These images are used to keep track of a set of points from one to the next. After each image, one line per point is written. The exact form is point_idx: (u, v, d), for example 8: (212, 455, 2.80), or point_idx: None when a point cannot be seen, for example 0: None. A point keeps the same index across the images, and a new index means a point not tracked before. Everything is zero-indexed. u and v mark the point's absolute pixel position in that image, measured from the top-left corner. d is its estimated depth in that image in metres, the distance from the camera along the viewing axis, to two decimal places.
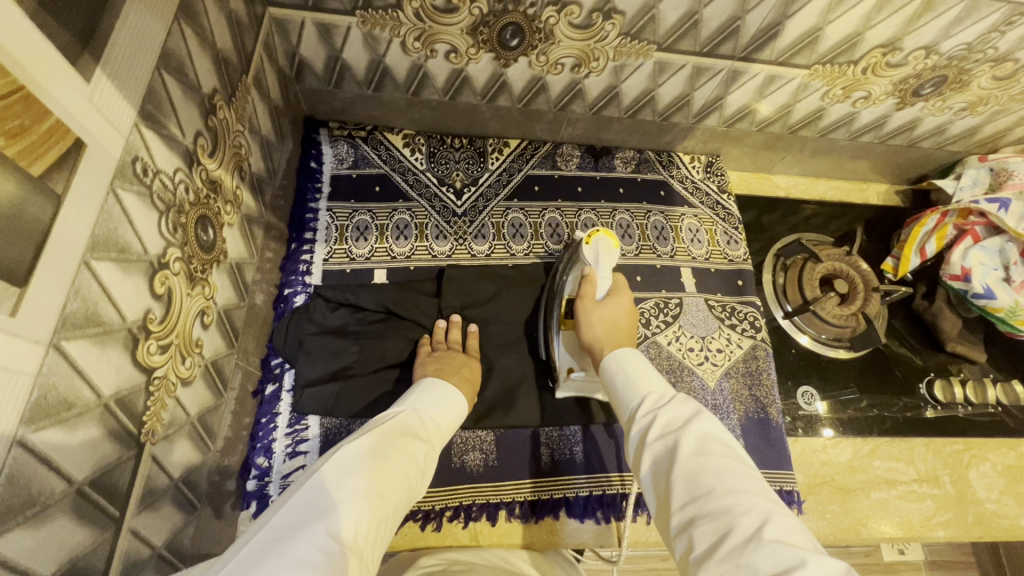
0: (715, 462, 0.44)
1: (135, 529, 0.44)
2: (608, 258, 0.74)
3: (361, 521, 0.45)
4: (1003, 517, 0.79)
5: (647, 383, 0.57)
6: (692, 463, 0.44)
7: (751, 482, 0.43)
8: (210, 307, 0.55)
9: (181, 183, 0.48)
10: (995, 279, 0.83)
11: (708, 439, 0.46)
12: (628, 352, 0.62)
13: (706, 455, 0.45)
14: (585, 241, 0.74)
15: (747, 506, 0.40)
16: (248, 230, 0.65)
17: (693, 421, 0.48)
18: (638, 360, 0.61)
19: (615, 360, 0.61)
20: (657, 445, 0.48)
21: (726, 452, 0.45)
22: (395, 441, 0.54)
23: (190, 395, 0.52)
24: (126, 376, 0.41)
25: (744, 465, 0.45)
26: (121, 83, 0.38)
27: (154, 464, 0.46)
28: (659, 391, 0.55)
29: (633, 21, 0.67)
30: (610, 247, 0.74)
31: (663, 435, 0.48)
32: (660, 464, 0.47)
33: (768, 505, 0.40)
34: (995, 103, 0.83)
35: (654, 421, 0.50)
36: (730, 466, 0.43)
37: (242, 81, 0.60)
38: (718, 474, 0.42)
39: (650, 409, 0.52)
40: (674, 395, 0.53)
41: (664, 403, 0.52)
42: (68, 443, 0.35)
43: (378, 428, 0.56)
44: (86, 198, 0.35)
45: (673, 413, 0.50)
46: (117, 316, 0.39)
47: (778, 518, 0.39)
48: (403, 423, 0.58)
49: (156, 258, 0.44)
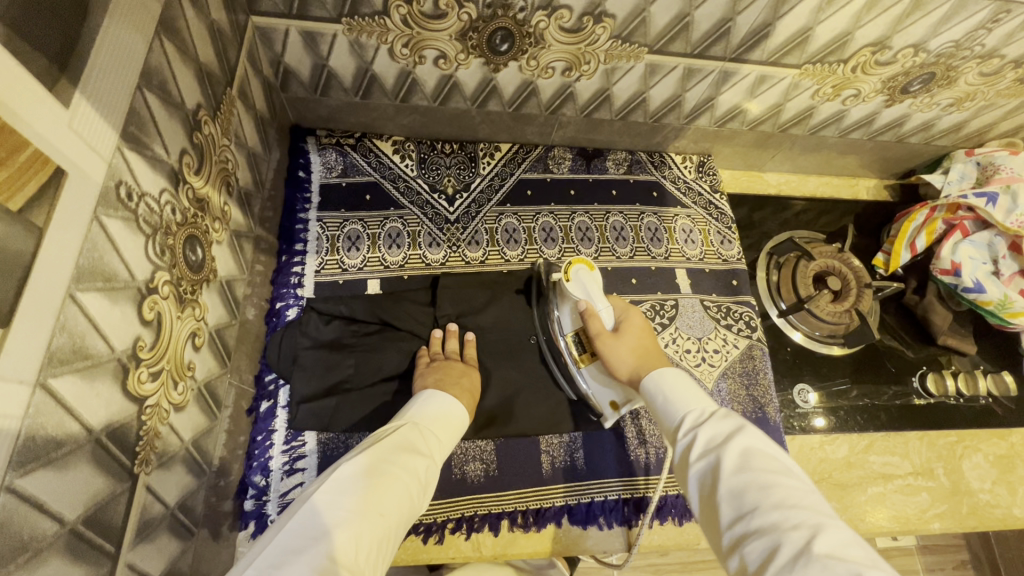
0: (760, 477, 0.44)
1: (132, 563, 0.43)
2: (596, 286, 0.70)
3: (363, 540, 0.45)
4: (996, 507, 0.81)
5: (684, 397, 0.57)
6: (737, 480, 0.45)
7: (801, 494, 0.43)
8: (201, 328, 0.54)
9: (168, 205, 0.46)
10: (984, 273, 0.85)
11: (749, 454, 0.47)
12: (667, 373, 0.60)
13: (751, 471, 0.45)
14: (565, 279, 0.70)
15: (795, 520, 0.40)
16: (238, 246, 0.64)
17: (736, 436, 0.49)
18: (681, 379, 0.59)
19: (653, 382, 0.60)
20: (699, 463, 0.49)
21: (772, 465, 0.46)
22: (394, 455, 0.54)
23: (184, 419, 0.51)
24: (117, 409, 0.40)
25: (794, 478, 0.45)
26: (102, 107, 0.37)
27: (149, 494, 0.45)
28: (697, 405, 0.55)
29: (624, 24, 0.66)
30: (591, 274, 0.70)
31: (705, 452, 0.49)
32: (704, 480, 0.48)
33: (819, 519, 0.40)
34: (981, 99, 0.84)
35: (694, 437, 0.51)
36: (774, 481, 0.44)
37: (227, 94, 0.58)
38: (762, 490, 0.43)
39: (689, 425, 0.53)
40: (713, 410, 0.54)
41: (702, 419, 0.53)
42: (59, 483, 0.34)
43: (378, 443, 0.55)
44: (68, 229, 0.34)
45: (713, 430, 0.51)
46: (105, 347, 0.38)
47: (829, 530, 0.39)
48: (403, 436, 0.57)
49: (144, 284, 0.43)
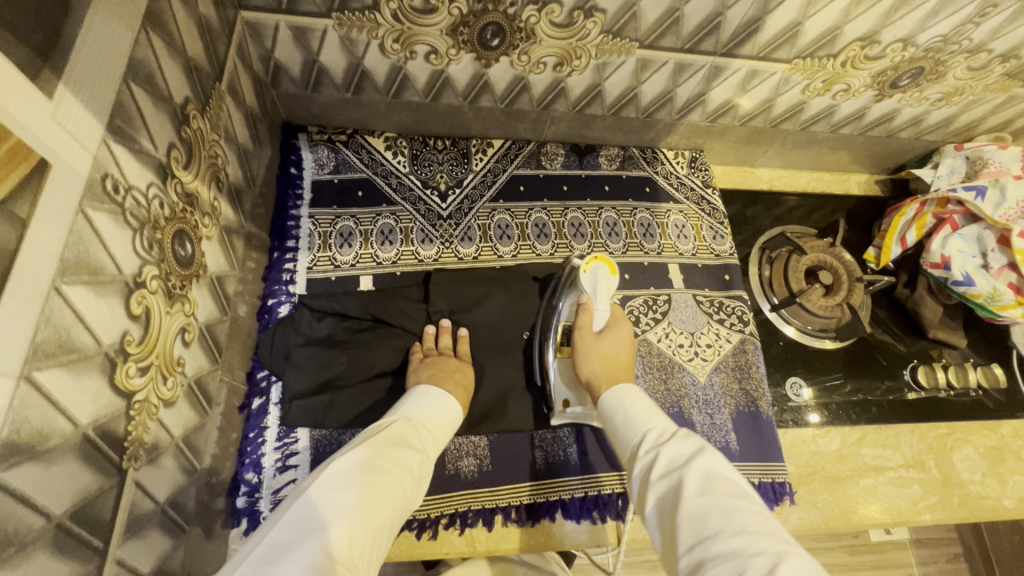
0: (722, 501, 0.45)
1: (120, 559, 0.42)
2: (607, 288, 0.72)
3: (358, 535, 0.44)
4: (987, 498, 0.81)
5: (645, 421, 0.58)
6: (700, 503, 0.45)
7: (761, 521, 0.43)
8: (191, 323, 0.53)
9: (156, 198, 0.46)
10: (974, 266, 0.85)
11: (712, 477, 0.47)
12: (625, 386, 0.64)
13: (713, 494, 0.45)
14: (582, 269, 0.72)
15: (757, 548, 0.40)
16: (228, 242, 0.63)
17: (699, 458, 0.49)
18: (640, 396, 0.62)
19: (612, 399, 0.63)
20: (661, 484, 0.49)
21: (733, 490, 0.46)
22: (389, 450, 0.54)
23: (174, 416, 0.51)
24: (104, 404, 0.39)
25: (753, 504, 0.45)
26: (87, 99, 0.36)
27: (138, 490, 0.45)
28: (660, 428, 0.56)
29: (615, 18, 0.66)
30: (608, 276, 0.73)
31: (668, 474, 0.49)
32: (665, 502, 0.48)
33: (781, 546, 0.40)
34: (970, 94, 0.84)
35: (657, 459, 0.51)
36: (737, 506, 0.44)
37: (216, 88, 0.58)
38: (724, 514, 0.43)
39: (652, 446, 0.54)
40: (675, 432, 0.55)
41: (666, 441, 0.53)
42: (46, 477, 0.34)
43: (373, 437, 0.55)
44: (53, 220, 0.33)
45: (675, 452, 0.51)
46: (92, 341, 0.38)
47: (790, 557, 0.39)
48: (397, 432, 0.57)
49: (131, 277, 0.42)
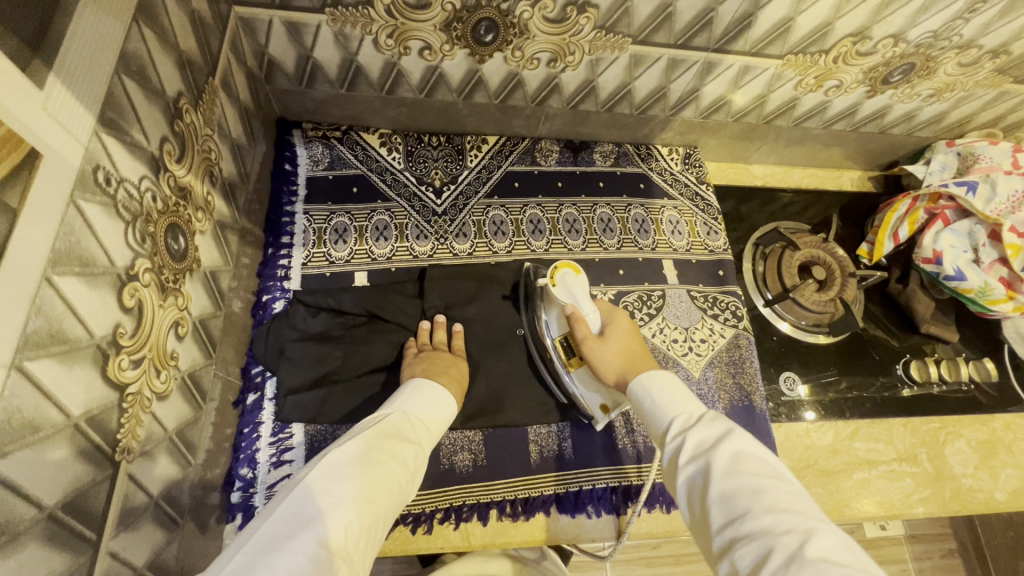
0: (750, 481, 0.45)
1: (114, 551, 0.42)
2: (582, 291, 0.72)
3: (353, 525, 0.45)
4: (979, 491, 0.82)
5: (677, 404, 0.57)
6: (728, 484, 0.45)
7: (792, 498, 0.43)
8: (185, 317, 0.53)
9: (148, 192, 0.46)
10: (966, 261, 0.86)
11: (740, 458, 0.47)
12: (658, 375, 0.61)
13: (741, 474, 0.46)
14: (551, 284, 0.72)
15: (787, 525, 0.40)
16: (222, 237, 0.63)
17: (727, 440, 0.49)
18: (670, 381, 0.61)
19: (639, 386, 0.61)
20: (690, 467, 0.49)
21: (762, 470, 0.46)
22: (384, 442, 0.54)
23: (168, 409, 0.51)
24: (97, 395, 0.39)
25: (784, 482, 0.45)
26: (77, 90, 0.36)
27: (132, 482, 0.45)
28: (688, 411, 0.56)
29: (607, 14, 0.66)
30: (578, 280, 0.72)
31: (696, 457, 0.50)
32: (694, 485, 0.49)
33: (810, 523, 0.40)
34: (961, 89, 0.85)
35: (684, 443, 0.52)
36: (766, 485, 0.44)
37: (209, 83, 0.58)
38: (753, 494, 0.43)
39: (680, 430, 0.54)
40: (704, 415, 0.55)
41: (694, 424, 0.53)
42: (38, 467, 0.34)
43: (370, 429, 0.55)
44: (44, 211, 0.34)
45: (704, 435, 0.51)
46: (84, 333, 0.38)
47: (821, 534, 0.39)
48: (392, 425, 0.57)
49: (124, 270, 0.42)
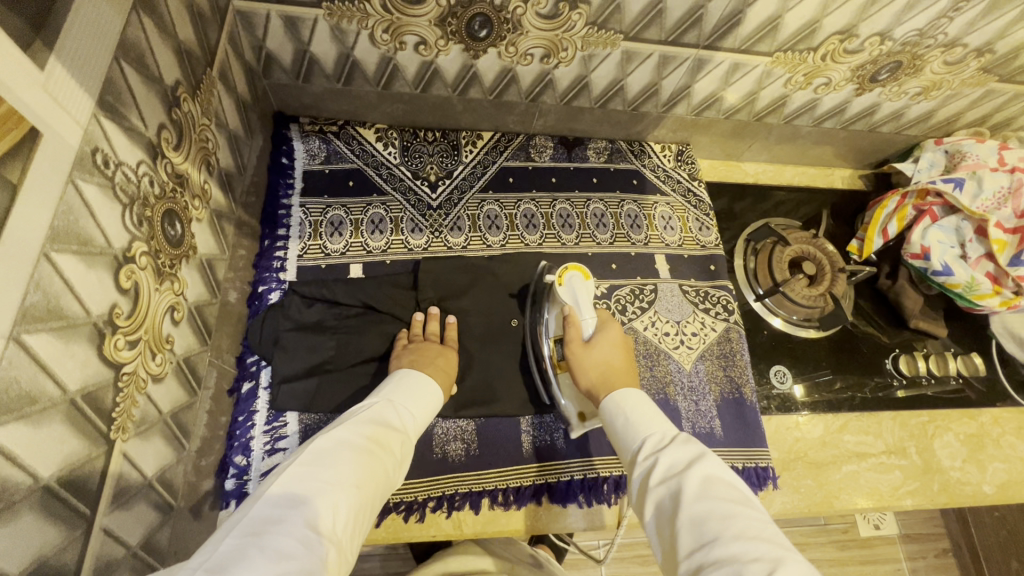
0: (721, 506, 0.45)
1: (107, 528, 0.43)
2: (586, 294, 0.71)
3: (343, 510, 0.45)
4: (967, 484, 0.83)
5: (647, 423, 0.58)
6: (699, 508, 0.46)
7: (759, 526, 0.44)
8: (180, 302, 0.54)
9: (145, 176, 0.47)
10: (952, 256, 0.88)
11: (709, 483, 0.48)
12: (627, 394, 0.62)
13: (711, 500, 0.46)
14: (557, 283, 0.72)
15: (754, 553, 0.41)
16: (219, 226, 0.64)
17: (700, 463, 0.50)
18: (642, 399, 0.61)
19: (613, 404, 0.62)
20: (659, 490, 0.50)
21: (732, 495, 0.47)
22: (369, 430, 0.54)
23: (163, 391, 0.52)
24: (93, 372, 0.40)
25: (751, 509, 0.46)
26: (78, 74, 0.38)
27: (126, 462, 0.45)
28: (660, 431, 0.56)
29: (599, 11, 0.68)
30: (585, 285, 0.72)
31: (666, 479, 0.50)
32: (663, 508, 0.49)
33: (777, 552, 0.41)
34: (947, 88, 0.87)
35: (655, 464, 0.52)
36: (735, 512, 0.45)
37: (208, 74, 0.59)
38: (723, 520, 0.44)
39: (651, 451, 0.54)
40: (674, 436, 0.55)
41: (664, 446, 0.54)
42: (33, 439, 0.35)
43: (355, 419, 0.56)
44: (44, 187, 0.35)
45: (674, 457, 0.52)
46: (81, 310, 0.39)
47: (788, 563, 0.40)
48: (377, 413, 0.58)
49: (121, 252, 0.43)
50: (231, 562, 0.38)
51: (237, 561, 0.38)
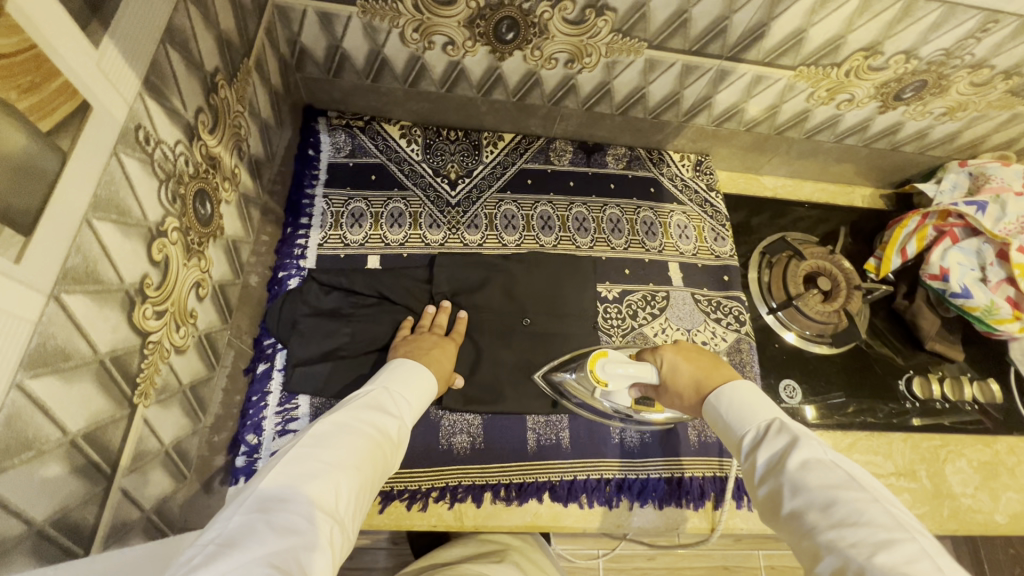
0: (818, 496, 0.44)
1: (124, 488, 0.45)
2: (620, 363, 0.69)
3: (345, 488, 0.47)
4: (978, 512, 0.81)
5: (746, 413, 0.55)
6: (798, 499, 0.45)
7: (866, 507, 0.42)
8: (205, 279, 0.56)
9: (182, 156, 0.49)
10: (972, 279, 0.86)
11: (806, 469, 0.46)
12: (721, 393, 0.59)
13: (810, 489, 0.45)
14: (604, 383, 0.69)
15: (857, 540, 0.40)
16: (246, 210, 0.66)
17: (797, 450, 0.48)
18: (740, 387, 0.58)
19: (711, 410, 0.60)
20: (761, 485, 0.50)
21: (832, 478, 0.45)
22: (367, 416, 0.55)
23: (184, 363, 0.54)
24: (122, 336, 0.42)
25: (858, 489, 0.43)
26: (128, 54, 0.40)
27: (146, 427, 0.47)
28: (755, 420, 0.54)
29: (625, 18, 0.69)
30: (610, 359, 0.70)
31: (765, 473, 0.50)
32: (767, 501, 0.49)
33: (883, 535, 0.39)
34: (973, 109, 0.86)
35: (754, 460, 0.52)
36: (835, 497, 0.43)
37: (244, 63, 0.61)
38: (822, 512, 0.43)
39: (748, 446, 0.53)
40: (771, 424, 0.53)
41: (759, 439, 0.52)
42: (65, 393, 0.37)
43: (354, 405, 0.56)
44: (90, 157, 0.37)
45: (770, 449, 0.51)
46: (115, 277, 0.41)
47: (897, 546, 0.38)
48: (374, 400, 0.58)
49: (155, 225, 0.46)
50: (240, 534, 0.38)
51: (246, 534, 0.38)
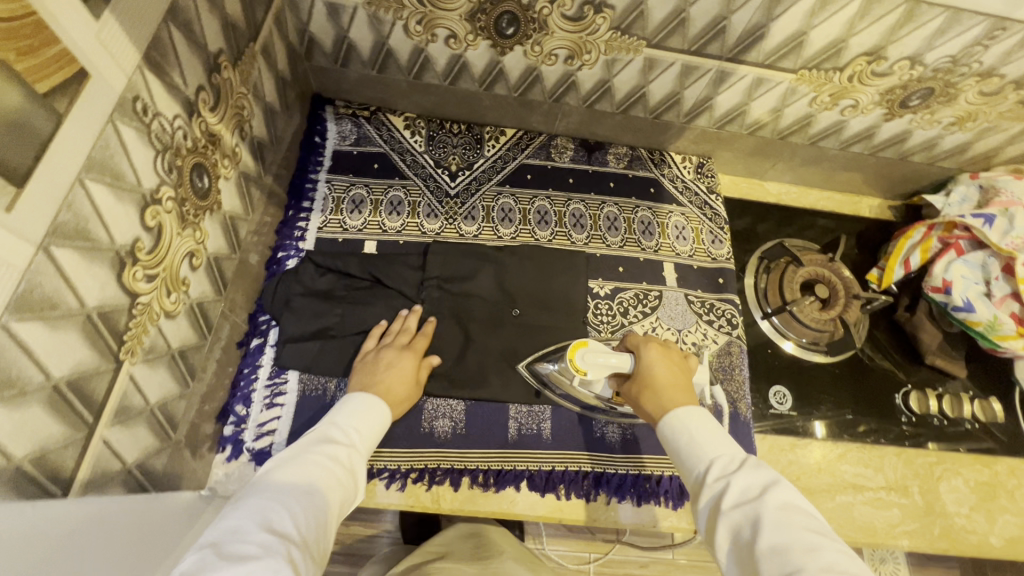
0: (802, 538, 0.44)
1: (106, 439, 0.47)
2: (602, 353, 0.69)
3: (297, 516, 0.47)
4: (972, 533, 0.79)
5: (717, 444, 0.56)
6: (779, 537, 0.45)
7: (845, 560, 0.43)
8: (199, 250, 0.59)
9: (180, 130, 0.52)
10: (976, 293, 0.84)
11: (787, 511, 0.47)
12: (692, 410, 0.60)
13: (793, 530, 0.45)
14: (582, 371, 0.68)
15: None
16: (245, 188, 0.69)
17: (777, 491, 0.49)
18: (706, 418, 0.59)
19: (675, 421, 0.59)
20: (735, 516, 0.49)
21: (811, 525, 0.46)
22: (315, 450, 0.56)
23: (173, 329, 0.56)
24: (110, 294, 0.45)
25: (832, 540, 0.45)
26: (129, 29, 0.42)
27: (131, 384, 0.50)
28: (728, 453, 0.55)
29: (623, 16, 0.70)
30: (590, 349, 0.70)
31: (740, 505, 0.49)
32: (739, 535, 0.47)
33: None
34: (984, 120, 0.84)
35: (728, 487, 0.51)
36: (820, 544, 0.43)
37: (250, 47, 0.64)
38: (807, 552, 0.43)
39: (719, 474, 0.53)
40: (744, 460, 0.54)
41: (734, 470, 0.52)
42: (50, 340, 0.39)
43: (298, 445, 0.57)
44: (86, 120, 0.39)
45: (747, 482, 0.51)
46: (106, 237, 0.43)
47: None
48: (321, 435, 0.59)
49: (149, 192, 0.48)
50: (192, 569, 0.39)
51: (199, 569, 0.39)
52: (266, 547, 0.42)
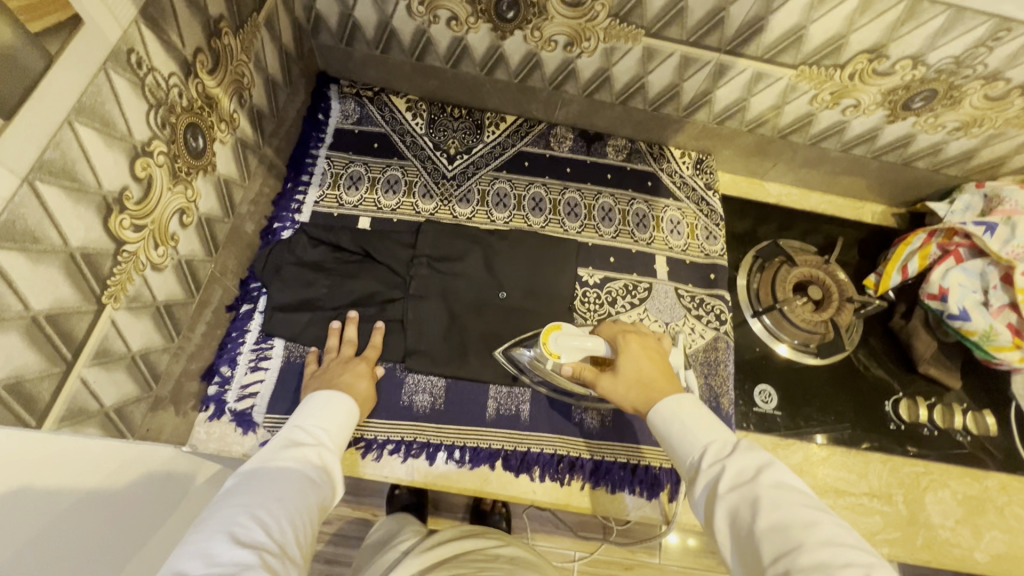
0: (800, 515, 0.44)
1: (84, 378, 0.49)
2: (576, 336, 0.69)
3: (269, 523, 0.46)
4: (955, 546, 0.77)
5: (708, 431, 0.55)
6: (778, 515, 0.45)
7: (842, 531, 0.44)
8: (190, 209, 0.61)
9: (175, 88, 0.54)
10: (973, 301, 0.82)
11: (782, 489, 0.47)
12: (680, 398, 0.59)
13: (791, 507, 0.45)
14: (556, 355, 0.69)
15: (846, 560, 0.40)
16: (242, 155, 0.71)
17: (773, 470, 0.49)
18: (698, 407, 0.59)
19: (666, 411, 0.59)
20: (732, 497, 0.48)
21: (807, 500, 0.46)
22: (281, 456, 0.55)
23: (160, 282, 0.58)
24: (94, 237, 0.47)
25: (828, 512, 0.46)
26: None
27: (112, 328, 0.51)
28: (719, 438, 0.54)
29: (621, 3, 0.71)
30: (564, 333, 0.70)
31: (737, 488, 0.49)
32: (738, 517, 0.47)
33: (867, 558, 0.41)
34: (990, 126, 0.83)
35: (723, 471, 0.50)
36: (818, 518, 0.44)
37: (253, 17, 0.66)
38: (806, 528, 0.43)
39: (714, 459, 0.52)
40: (736, 443, 0.53)
41: (729, 453, 0.52)
42: (30, 272, 0.41)
43: (263, 454, 0.55)
44: (78, 65, 0.41)
45: (742, 464, 0.50)
46: (94, 181, 0.45)
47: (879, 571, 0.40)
48: (286, 440, 0.58)
49: (140, 144, 0.50)
50: None
51: None
52: (239, 560, 0.41)
